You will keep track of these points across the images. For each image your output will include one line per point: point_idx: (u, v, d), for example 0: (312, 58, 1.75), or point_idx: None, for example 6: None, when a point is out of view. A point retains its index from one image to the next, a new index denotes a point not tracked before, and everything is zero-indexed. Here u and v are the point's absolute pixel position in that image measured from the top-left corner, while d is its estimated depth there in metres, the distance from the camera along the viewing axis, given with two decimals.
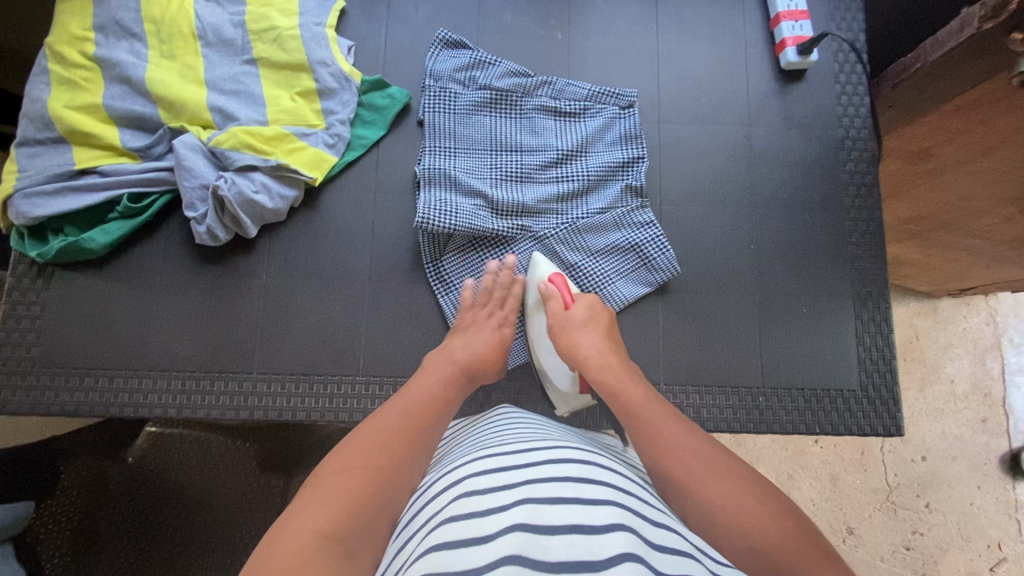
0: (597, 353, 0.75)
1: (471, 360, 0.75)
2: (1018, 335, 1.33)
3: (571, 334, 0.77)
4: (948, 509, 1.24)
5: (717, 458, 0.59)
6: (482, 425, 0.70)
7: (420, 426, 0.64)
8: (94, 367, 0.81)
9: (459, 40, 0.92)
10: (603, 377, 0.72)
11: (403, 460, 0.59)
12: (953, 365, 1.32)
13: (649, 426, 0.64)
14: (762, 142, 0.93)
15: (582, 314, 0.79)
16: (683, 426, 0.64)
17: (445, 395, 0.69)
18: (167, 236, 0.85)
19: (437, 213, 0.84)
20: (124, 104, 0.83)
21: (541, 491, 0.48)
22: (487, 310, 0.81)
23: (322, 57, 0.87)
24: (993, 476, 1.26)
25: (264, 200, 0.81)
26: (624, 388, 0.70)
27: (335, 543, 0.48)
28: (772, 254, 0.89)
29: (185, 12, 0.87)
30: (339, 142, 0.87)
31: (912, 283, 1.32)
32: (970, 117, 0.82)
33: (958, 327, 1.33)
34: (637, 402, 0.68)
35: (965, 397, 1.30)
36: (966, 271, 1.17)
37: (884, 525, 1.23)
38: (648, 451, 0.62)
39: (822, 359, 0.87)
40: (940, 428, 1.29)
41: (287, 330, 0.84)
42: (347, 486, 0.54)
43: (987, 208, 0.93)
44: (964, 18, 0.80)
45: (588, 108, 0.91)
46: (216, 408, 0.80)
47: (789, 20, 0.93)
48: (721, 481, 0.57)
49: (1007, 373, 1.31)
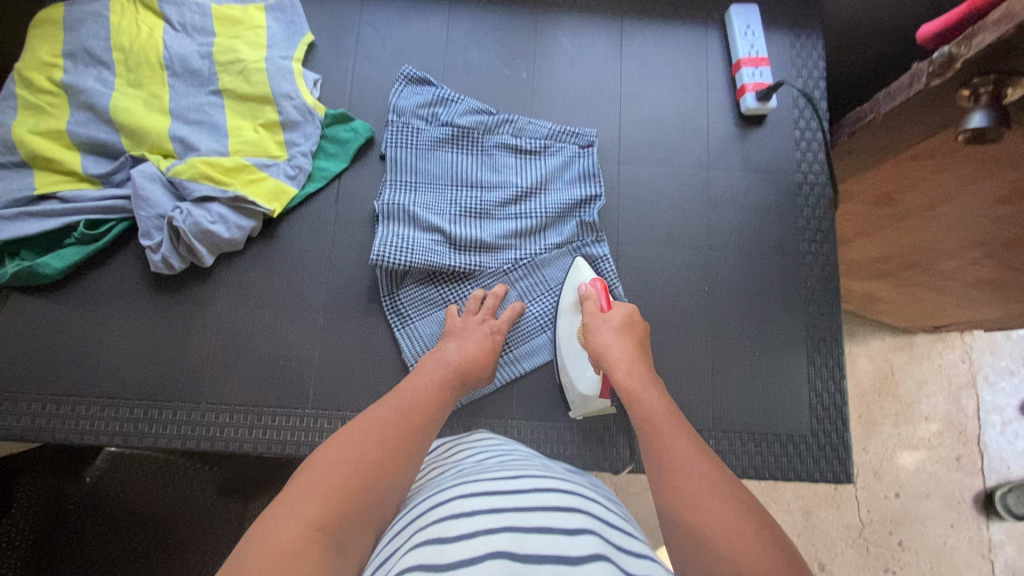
0: (624, 356, 0.73)
1: (464, 362, 0.75)
2: (993, 373, 1.33)
3: (600, 336, 0.77)
4: (921, 547, 1.24)
5: (722, 484, 0.54)
6: (464, 450, 0.69)
7: (414, 425, 0.63)
8: (43, 392, 0.81)
9: (424, 77, 0.93)
10: (630, 383, 0.70)
11: (395, 458, 0.58)
12: (928, 403, 1.32)
13: (660, 437, 0.61)
14: (723, 184, 0.94)
15: (618, 319, 0.78)
16: (696, 446, 0.59)
17: (434, 396, 0.68)
18: (124, 263, 0.85)
19: (393, 249, 0.84)
20: (87, 131, 0.84)
21: (528, 519, 0.47)
22: (478, 316, 0.82)
23: (286, 90, 0.88)
24: (966, 514, 1.26)
25: (219, 230, 0.82)
26: (645, 396, 0.67)
27: (327, 537, 0.48)
28: (731, 296, 0.90)
29: (153, 42, 0.88)
30: (300, 173, 0.88)
31: (888, 319, 1.31)
32: (925, 167, 0.84)
33: (932, 363, 1.34)
34: (654, 412, 0.65)
35: (939, 434, 1.30)
36: (939, 308, 1.17)
37: (856, 562, 1.23)
38: (657, 467, 0.58)
39: (779, 403, 0.87)
40: (914, 466, 1.28)
41: (242, 359, 0.84)
42: (340, 479, 0.53)
43: (953, 250, 0.96)
44: (913, 73, 0.80)
45: (547, 147, 0.93)
46: (165, 436, 0.81)
47: (750, 66, 0.95)
48: (721, 504, 0.52)
49: (982, 411, 1.31)
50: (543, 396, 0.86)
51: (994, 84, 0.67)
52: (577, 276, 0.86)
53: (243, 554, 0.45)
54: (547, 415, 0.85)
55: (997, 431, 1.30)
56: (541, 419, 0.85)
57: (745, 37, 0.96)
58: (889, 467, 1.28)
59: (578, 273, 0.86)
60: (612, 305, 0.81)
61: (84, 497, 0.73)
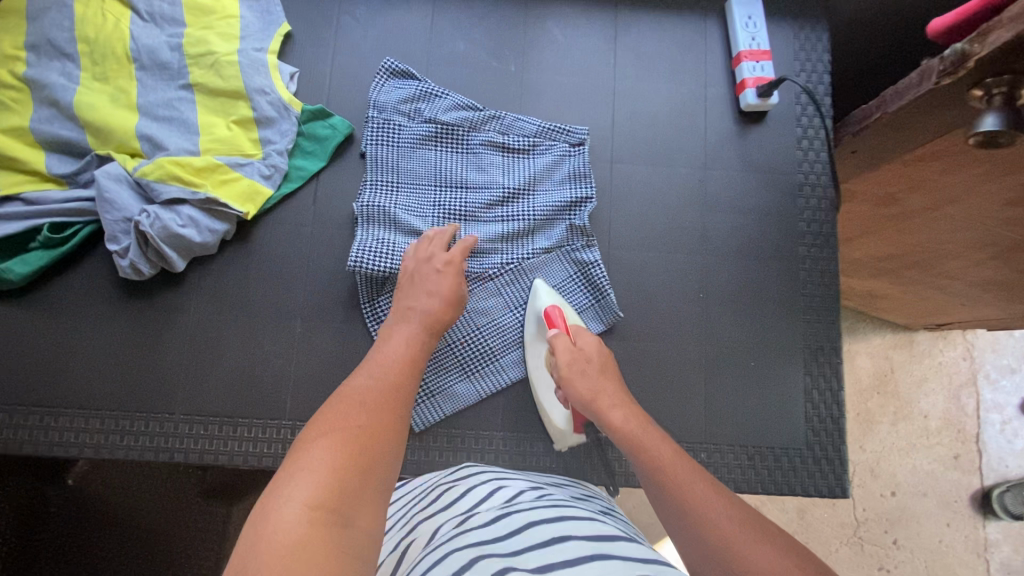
0: (616, 401, 0.70)
1: (429, 308, 0.75)
2: (994, 371, 1.30)
3: (590, 380, 0.72)
4: (916, 546, 1.22)
5: (751, 520, 0.54)
6: (446, 488, 0.66)
7: (392, 387, 0.65)
8: (9, 403, 0.78)
9: (406, 71, 0.88)
10: (631, 433, 0.66)
11: (381, 424, 0.59)
12: (927, 401, 1.29)
13: (676, 485, 0.59)
14: (720, 185, 0.90)
15: (594, 356, 0.75)
16: (713, 486, 0.58)
17: (408, 355, 0.70)
18: (92, 267, 0.82)
19: (372, 256, 0.81)
20: (51, 128, 0.80)
21: (531, 562, 0.48)
22: (430, 254, 0.79)
23: (261, 85, 0.84)
24: (963, 513, 1.24)
25: (191, 234, 0.78)
26: (648, 441, 0.64)
27: (329, 513, 0.48)
28: (727, 302, 0.87)
29: (120, 33, 0.83)
30: (275, 173, 0.83)
31: (888, 316, 1.28)
32: (933, 166, 0.80)
33: (933, 360, 1.31)
34: (663, 456, 0.62)
35: (937, 432, 1.27)
36: (942, 307, 1.14)
37: (850, 560, 1.21)
38: (682, 522, 0.56)
39: (775, 413, 0.84)
40: (911, 464, 1.26)
41: (218, 367, 0.81)
42: (332, 455, 0.53)
43: (960, 251, 0.92)
44: (923, 70, 0.75)
45: (536, 145, 0.88)
46: (137, 449, 0.78)
47: (751, 60, 0.90)
48: (760, 543, 0.51)
49: (982, 410, 1.29)
50: (529, 406, 0.82)
51: (1009, 85, 0.63)
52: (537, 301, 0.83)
53: (250, 552, 0.44)
54: (534, 426, 0.82)
55: (996, 430, 1.28)
56: (526, 430, 0.81)
57: (747, 29, 0.91)
58: (886, 466, 1.26)
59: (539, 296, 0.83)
60: (573, 330, 0.79)
61: (64, 499, 0.90)
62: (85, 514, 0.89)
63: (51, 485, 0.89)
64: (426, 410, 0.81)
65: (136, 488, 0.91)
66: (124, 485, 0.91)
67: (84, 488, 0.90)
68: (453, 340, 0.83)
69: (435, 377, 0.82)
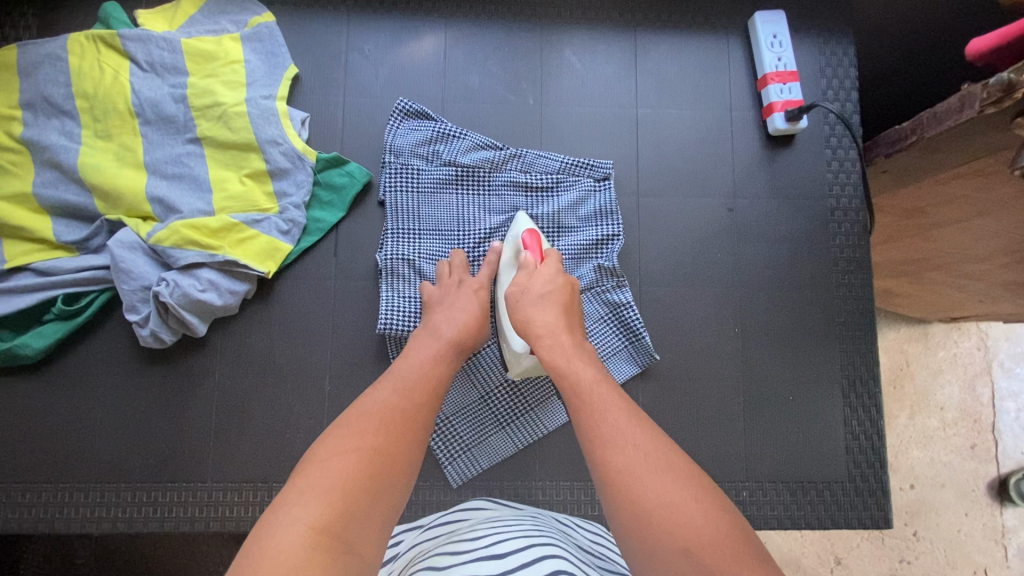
0: (548, 331, 0.68)
1: (458, 334, 0.70)
2: (1010, 360, 1.17)
3: (524, 309, 0.70)
4: (936, 536, 1.11)
5: (662, 455, 0.53)
6: (461, 522, 0.64)
7: (414, 407, 0.61)
8: (38, 480, 0.76)
9: (422, 110, 0.85)
10: (552, 358, 0.65)
11: (399, 447, 0.56)
12: (943, 392, 1.16)
13: (591, 412, 0.58)
14: (749, 214, 0.88)
15: (540, 287, 0.71)
16: (629, 416, 0.57)
17: (433, 372, 0.66)
18: (112, 336, 0.79)
19: (400, 313, 0.79)
20: (56, 193, 0.76)
21: None
22: (455, 277, 0.77)
23: (272, 135, 0.81)
24: (981, 502, 1.13)
25: (211, 298, 0.75)
26: (572, 369, 0.63)
27: (334, 539, 0.47)
28: (760, 334, 0.85)
29: (120, 86, 0.79)
30: (293, 227, 0.80)
31: (899, 307, 1.14)
32: (967, 185, 0.76)
33: (947, 352, 1.17)
34: (585, 385, 0.61)
35: (953, 424, 1.15)
36: (956, 302, 1.01)
37: (871, 553, 1.10)
38: (592, 446, 0.55)
39: (815, 447, 0.83)
40: (928, 456, 1.14)
41: (247, 432, 0.78)
42: (343, 475, 0.52)
43: (982, 255, 0.82)
44: (964, 96, 0.72)
45: (559, 182, 0.86)
46: (172, 520, 0.76)
47: (777, 81, 0.87)
48: (660, 475, 0.51)
49: (997, 399, 1.16)
50: (567, 454, 0.81)
51: None
52: (516, 229, 0.80)
53: (244, 570, 0.44)
54: (574, 474, 0.80)
55: (1012, 418, 1.15)
56: (564, 478, 0.80)
57: (772, 48, 0.88)
58: (903, 458, 1.14)
59: (517, 226, 0.80)
60: (546, 258, 0.76)
61: (92, 553, 0.88)
62: (113, 569, 0.88)
63: (78, 539, 0.88)
64: (463, 464, 0.79)
65: (163, 541, 0.89)
66: (152, 540, 0.89)
67: (110, 543, 0.89)
68: (486, 392, 0.81)
69: (470, 430, 0.80)
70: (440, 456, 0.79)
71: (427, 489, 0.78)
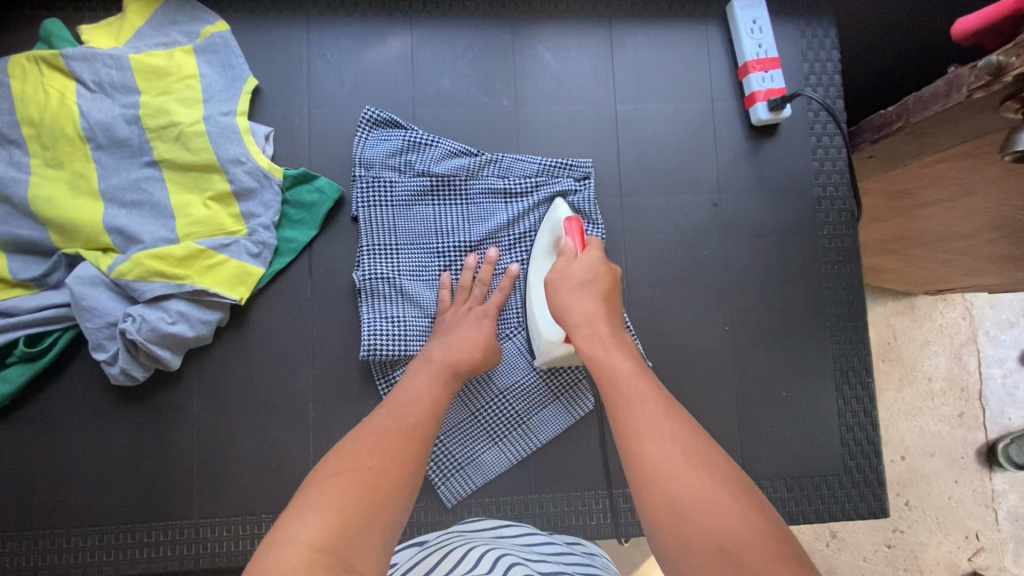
0: (586, 319, 0.63)
1: (451, 357, 0.70)
2: (994, 328, 1.17)
3: (561, 295, 0.66)
4: (927, 505, 1.12)
5: (696, 448, 0.49)
6: (454, 537, 0.63)
7: (415, 431, 0.58)
8: (15, 530, 0.73)
9: (391, 119, 0.81)
10: (591, 346, 0.62)
11: (405, 466, 0.54)
12: (931, 363, 1.16)
13: (626, 404, 0.54)
14: (735, 208, 0.85)
15: (582, 273, 0.67)
16: (663, 407, 0.53)
17: (430, 397, 0.64)
18: (81, 375, 0.75)
19: (384, 335, 0.76)
20: (8, 229, 0.72)
21: None
22: (466, 304, 0.76)
23: (234, 154, 0.76)
24: (970, 468, 1.14)
25: (183, 330, 0.72)
26: (610, 359, 0.60)
27: (331, 557, 0.43)
28: (752, 330, 0.84)
29: (67, 109, 0.74)
30: (265, 249, 0.77)
31: (887, 283, 1.13)
32: (953, 168, 0.74)
33: (934, 323, 1.17)
34: (622, 375, 0.58)
35: (942, 394, 1.15)
36: (944, 278, 0.99)
37: (865, 524, 1.11)
38: (624, 432, 0.52)
39: (811, 439, 0.83)
40: (917, 426, 1.14)
41: (230, 464, 0.76)
42: (342, 494, 0.49)
43: (969, 232, 0.81)
44: (951, 80, 0.69)
45: (539, 184, 0.82)
46: (160, 560, 0.73)
47: (759, 69, 0.84)
48: (694, 469, 0.48)
49: (984, 366, 1.16)
50: (560, 465, 0.79)
51: None
52: (556, 214, 0.78)
53: None
54: (570, 485, 0.79)
55: (998, 385, 1.16)
56: (559, 488, 0.79)
57: (752, 35, 0.85)
58: (894, 431, 1.14)
59: (557, 213, 0.78)
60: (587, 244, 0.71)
61: None
62: None
63: None
64: (457, 483, 0.77)
65: None
66: None
67: None
68: (478, 409, 0.79)
69: (463, 447, 0.78)
70: (432, 476, 0.77)
71: (421, 509, 0.77)
